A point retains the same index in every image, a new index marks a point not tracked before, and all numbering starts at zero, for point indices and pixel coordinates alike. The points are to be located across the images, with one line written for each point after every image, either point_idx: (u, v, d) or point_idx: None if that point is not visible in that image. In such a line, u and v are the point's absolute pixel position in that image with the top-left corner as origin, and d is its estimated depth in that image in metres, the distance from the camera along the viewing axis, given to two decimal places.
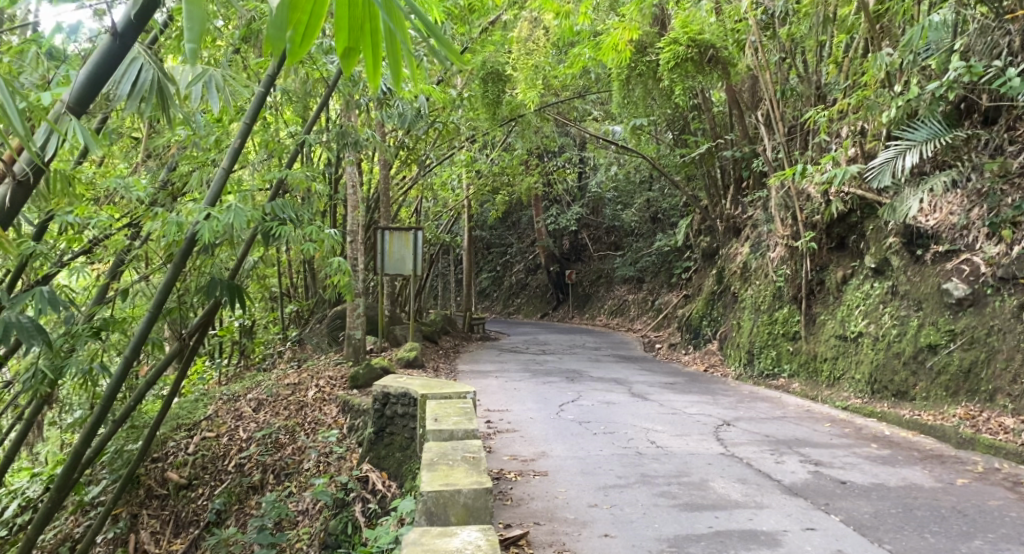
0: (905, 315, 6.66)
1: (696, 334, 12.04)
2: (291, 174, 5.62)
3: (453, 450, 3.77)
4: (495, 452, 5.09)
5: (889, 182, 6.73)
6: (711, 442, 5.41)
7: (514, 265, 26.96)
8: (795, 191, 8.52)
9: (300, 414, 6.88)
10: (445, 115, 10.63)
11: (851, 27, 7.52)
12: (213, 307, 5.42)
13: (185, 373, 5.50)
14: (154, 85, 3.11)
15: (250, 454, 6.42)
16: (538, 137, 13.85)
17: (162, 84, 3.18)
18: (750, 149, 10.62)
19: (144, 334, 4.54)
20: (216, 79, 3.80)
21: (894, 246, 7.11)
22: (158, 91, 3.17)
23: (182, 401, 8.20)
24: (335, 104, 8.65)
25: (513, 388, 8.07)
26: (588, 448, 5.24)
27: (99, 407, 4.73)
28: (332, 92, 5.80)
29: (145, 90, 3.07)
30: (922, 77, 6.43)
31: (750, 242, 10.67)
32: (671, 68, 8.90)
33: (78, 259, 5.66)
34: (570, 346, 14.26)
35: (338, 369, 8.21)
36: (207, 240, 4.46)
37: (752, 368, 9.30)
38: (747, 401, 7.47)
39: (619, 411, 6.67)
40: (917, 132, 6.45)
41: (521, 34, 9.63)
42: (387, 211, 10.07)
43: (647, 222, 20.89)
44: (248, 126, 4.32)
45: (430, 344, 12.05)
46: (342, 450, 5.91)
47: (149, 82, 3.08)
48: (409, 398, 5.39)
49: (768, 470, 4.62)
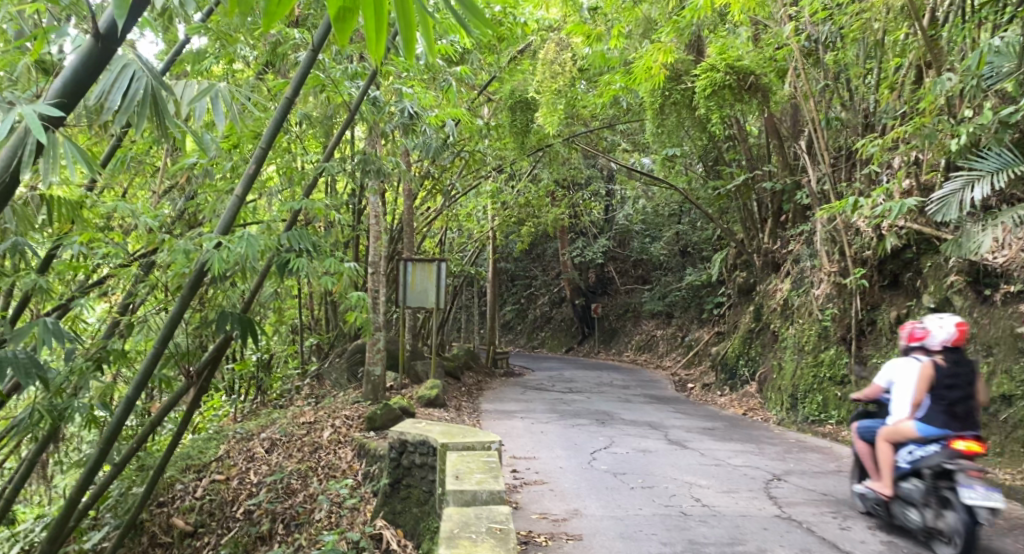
0: (972, 361, 6.10)
1: (732, 374, 11.45)
2: (310, 204, 5.23)
3: (477, 519, 3.30)
4: (523, 509, 4.62)
5: (954, 216, 6.14)
6: (763, 501, 4.87)
7: (539, 297, 26.53)
8: (843, 224, 8.03)
9: (314, 457, 6.47)
10: (473, 144, 10.43)
11: (904, 52, 7.13)
12: (224, 344, 5.02)
13: (194, 413, 5.11)
14: (148, 96, 2.60)
15: (259, 501, 6.02)
16: (566, 168, 13.65)
17: (160, 95, 2.65)
18: (791, 180, 10.23)
19: (146, 374, 4.17)
20: (223, 94, 3.46)
21: (956, 285, 6.57)
22: (154, 103, 2.63)
23: (195, 438, 7.81)
24: (361, 132, 8.41)
25: (540, 432, 7.61)
26: (626, 505, 4.73)
27: (98, 451, 4.34)
28: (354, 116, 5.41)
29: (137, 103, 2.57)
30: (989, 103, 5.96)
31: (791, 277, 10.12)
32: (707, 96, 8.42)
33: (90, 291, 5.36)
34: (598, 384, 13.70)
35: (356, 407, 7.80)
36: (218, 271, 4.10)
37: (795, 414, 8.70)
38: (795, 451, 6.89)
39: (658, 461, 6.14)
40: (986, 162, 5.93)
41: (548, 57, 8.95)
42: (410, 242, 9.76)
43: (677, 255, 20.37)
44: (265, 151, 4.10)
45: (454, 380, 11.64)
46: (356, 500, 5.49)
47: (142, 94, 2.58)
48: (429, 447, 4.98)
49: (834, 539, 4.07)
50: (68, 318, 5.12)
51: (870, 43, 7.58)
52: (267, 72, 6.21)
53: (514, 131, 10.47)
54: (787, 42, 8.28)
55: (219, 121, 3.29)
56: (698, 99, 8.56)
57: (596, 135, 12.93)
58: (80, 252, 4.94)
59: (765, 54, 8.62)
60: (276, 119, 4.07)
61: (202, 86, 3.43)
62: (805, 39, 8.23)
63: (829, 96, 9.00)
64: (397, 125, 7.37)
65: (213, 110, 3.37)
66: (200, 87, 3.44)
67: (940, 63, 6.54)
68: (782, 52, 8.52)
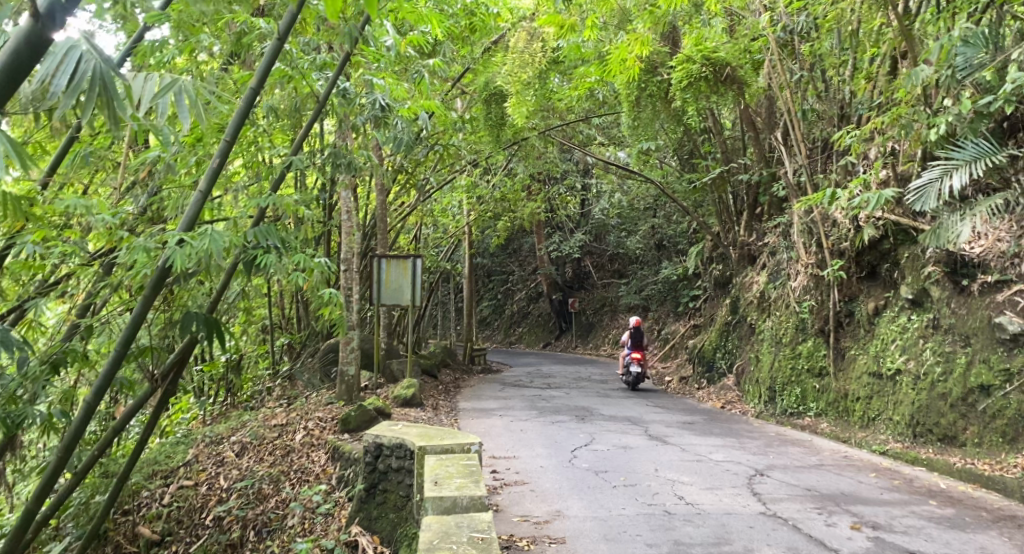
0: (950, 352, 6.10)
1: (709, 367, 11.44)
2: (278, 199, 4.99)
3: (457, 528, 3.16)
4: (504, 512, 4.49)
5: (933, 206, 6.13)
6: (747, 497, 4.80)
7: (515, 293, 26.42)
8: (820, 216, 8.04)
9: (286, 461, 6.27)
10: (447, 138, 10.22)
11: (879, 42, 7.11)
12: (189, 346, 4.79)
13: (160, 417, 4.86)
14: (98, 79, 2.36)
15: (229, 507, 5.81)
16: (542, 162, 13.54)
17: (111, 80, 2.41)
18: (767, 172, 10.21)
19: (107, 379, 3.95)
20: (187, 89, 3.17)
21: (933, 276, 6.57)
22: (105, 89, 2.39)
23: (162, 443, 7.53)
24: (331, 125, 8.18)
25: (520, 429, 7.49)
26: (609, 505, 4.61)
27: (55, 461, 4.09)
28: (323, 108, 5.18)
29: (86, 87, 2.33)
30: (966, 93, 5.94)
31: (767, 270, 10.12)
32: (683, 88, 8.34)
33: (45, 292, 5.05)
34: (576, 379, 13.62)
35: (330, 408, 7.61)
36: (180, 270, 3.89)
37: (773, 406, 8.70)
38: (776, 445, 6.85)
39: (639, 458, 6.05)
40: (963, 152, 5.92)
41: (517, 45, 8.84)
42: (384, 239, 9.55)
43: (652, 248, 20.25)
44: (230, 144, 3.92)
45: (430, 378, 11.48)
46: (329, 504, 5.32)
47: (91, 77, 2.34)
48: (405, 450, 4.81)
49: (820, 536, 4.00)
50: (27, 321, 4.85)
51: (846, 33, 7.54)
52: (232, 64, 5.95)
53: (490, 124, 10.27)
54: (763, 32, 8.22)
55: (189, 121, 3.01)
56: (674, 91, 8.46)
57: (571, 129, 12.81)
58: (33, 252, 4.65)
59: (741, 44, 8.55)
60: (240, 113, 3.91)
61: (163, 81, 3.11)
62: (781, 29, 8.17)
63: (805, 86, 8.98)
64: (368, 118, 7.17)
65: (177, 109, 3.05)
66: (161, 83, 3.12)
67: (915, 52, 6.49)
68: (758, 44, 8.46)
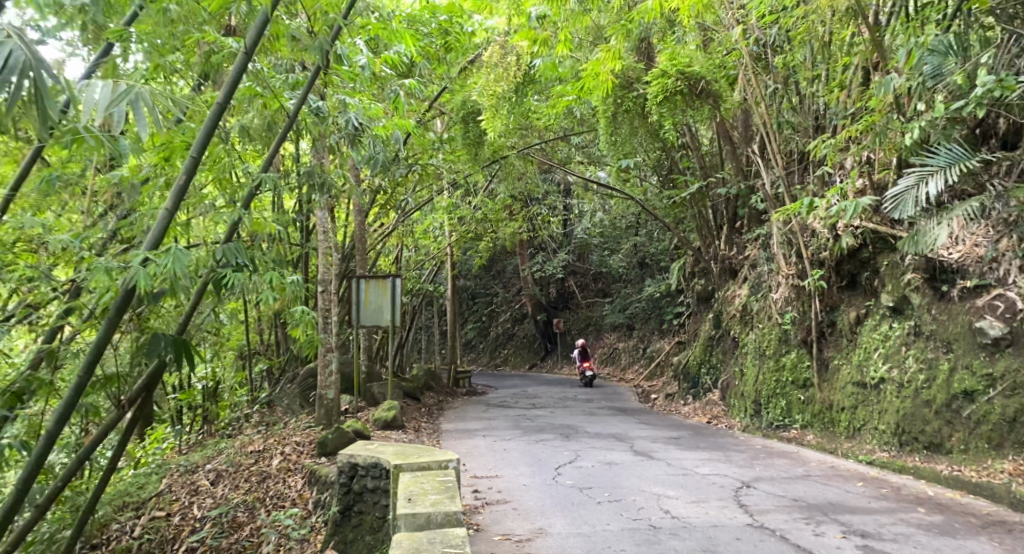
0: (933, 358, 6.08)
1: (695, 383, 11.39)
2: (248, 215, 4.88)
3: (429, 544, 3.03)
4: (484, 532, 4.35)
5: (911, 213, 6.02)
6: (734, 510, 4.69)
7: (500, 315, 26.36)
8: (799, 226, 8.03)
9: (261, 487, 6.11)
10: (426, 158, 10.19)
11: (851, 53, 7.19)
12: (157, 369, 4.62)
13: (128, 444, 4.67)
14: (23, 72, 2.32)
15: (202, 537, 5.57)
16: (523, 182, 13.57)
17: (39, 78, 2.38)
18: (744, 186, 10.26)
19: (70, 403, 3.78)
20: (143, 98, 3.19)
21: (913, 283, 6.57)
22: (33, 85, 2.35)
23: (135, 474, 7.28)
24: (307, 144, 8.11)
25: (503, 449, 7.35)
26: (593, 521, 4.49)
27: (14, 493, 3.88)
28: (293, 126, 5.09)
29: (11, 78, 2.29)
30: (937, 99, 5.99)
31: (748, 283, 10.13)
32: (660, 102, 8.57)
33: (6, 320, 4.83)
34: (562, 399, 13.50)
35: (308, 433, 7.48)
36: (143, 290, 3.74)
37: (760, 420, 8.63)
38: (762, 458, 6.76)
39: (624, 473, 5.94)
40: (938, 158, 5.91)
41: (492, 59, 9.17)
42: (364, 259, 9.46)
43: (636, 267, 20.20)
44: (196, 159, 3.86)
45: (413, 401, 11.31)
46: (305, 530, 5.15)
47: (16, 69, 2.31)
48: (380, 470, 4.65)
49: (808, 545, 3.91)
50: None
51: (817, 44, 7.62)
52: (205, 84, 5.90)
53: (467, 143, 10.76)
54: (736, 46, 8.30)
55: (144, 128, 3.04)
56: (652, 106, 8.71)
57: (551, 148, 12.86)
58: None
59: (714, 59, 8.62)
60: (206, 129, 3.86)
61: (120, 89, 3.14)
62: (753, 42, 8.23)
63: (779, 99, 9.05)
64: (342, 137, 7.09)
65: (133, 116, 3.09)
66: (117, 91, 3.15)
67: (885, 61, 6.56)
68: (732, 57, 8.53)
